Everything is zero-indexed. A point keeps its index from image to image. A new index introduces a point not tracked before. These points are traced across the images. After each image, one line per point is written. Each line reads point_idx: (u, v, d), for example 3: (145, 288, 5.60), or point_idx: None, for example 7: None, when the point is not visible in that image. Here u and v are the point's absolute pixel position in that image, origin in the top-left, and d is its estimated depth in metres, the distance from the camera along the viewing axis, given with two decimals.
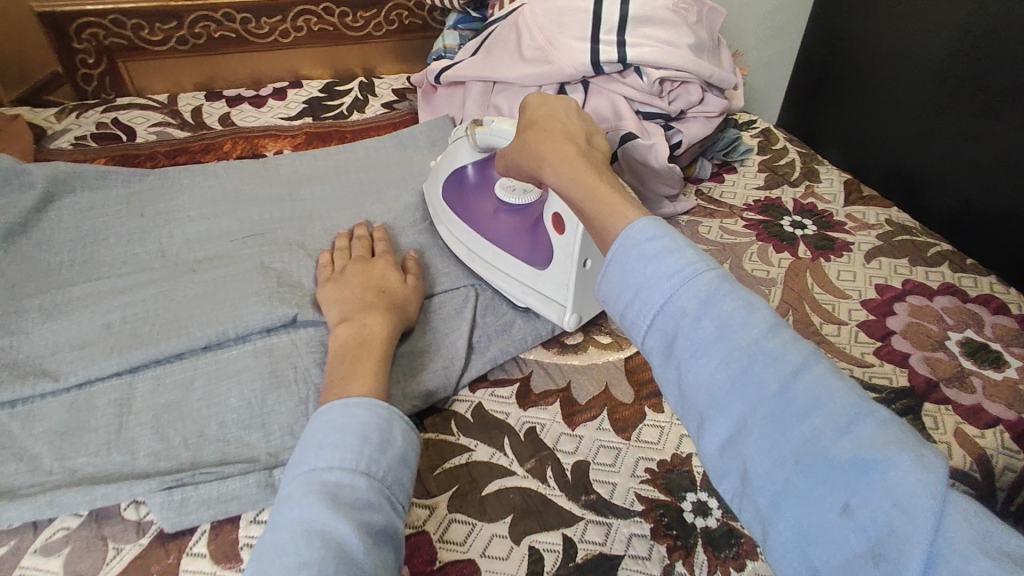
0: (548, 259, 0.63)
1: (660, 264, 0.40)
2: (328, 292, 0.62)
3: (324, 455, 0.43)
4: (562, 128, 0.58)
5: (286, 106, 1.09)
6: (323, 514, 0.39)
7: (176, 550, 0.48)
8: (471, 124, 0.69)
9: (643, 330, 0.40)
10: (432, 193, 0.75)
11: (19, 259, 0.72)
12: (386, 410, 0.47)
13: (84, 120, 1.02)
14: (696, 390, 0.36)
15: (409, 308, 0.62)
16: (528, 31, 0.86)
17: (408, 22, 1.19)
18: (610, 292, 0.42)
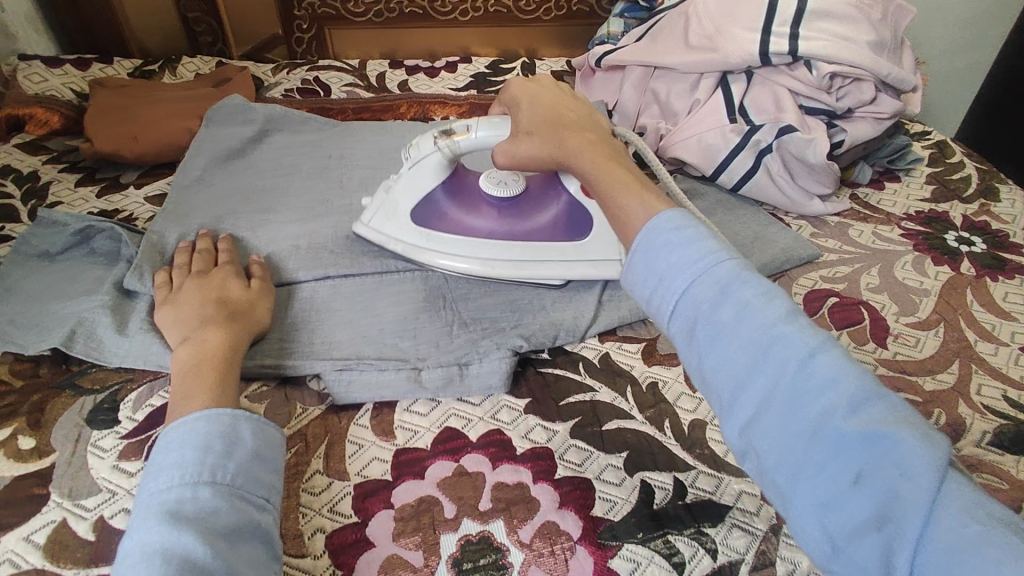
0: (582, 229, 0.68)
1: (684, 253, 0.45)
2: (165, 312, 0.60)
3: (163, 475, 0.44)
4: (583, 118, 0.64)
5: (455, 78, 1.19)
6: (165, 532, 0.40)
7: (346, 419, 0.57)
8: (442, 136, 0.66)
9: (667, 315, 0.46)
10: (395, 227, 0.70)
11: (237, 178, 0.87)
12: (230, 415, 0.48)
13: (292, 75, 1.19)
14: (717, 369, 0.42)
15: (256, 313, 0.61)
16: (698, 20, 0.88)
17: (576, 9, 1.25)
18: (636, 278, 0.48)
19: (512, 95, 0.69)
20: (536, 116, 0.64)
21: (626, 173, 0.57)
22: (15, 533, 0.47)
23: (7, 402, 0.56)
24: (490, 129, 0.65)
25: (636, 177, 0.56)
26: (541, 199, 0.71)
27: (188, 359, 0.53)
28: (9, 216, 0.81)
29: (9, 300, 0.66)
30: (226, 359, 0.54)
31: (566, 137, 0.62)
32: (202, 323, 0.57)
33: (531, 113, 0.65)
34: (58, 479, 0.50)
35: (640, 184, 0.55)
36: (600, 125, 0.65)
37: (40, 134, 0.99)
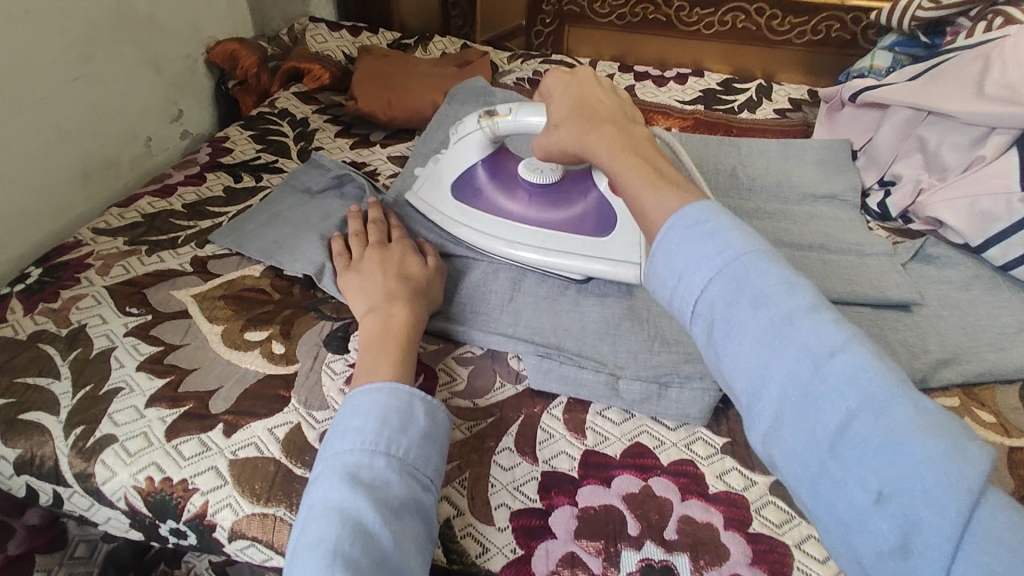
0: (607, 225, 0.67)
1: (704, 250, 0.44)
2: (349, 279, 0.64)
3: (347, 438, 0.47)
4: (610, 110, 0.62)
5: (683, 91, 1.16)
6: (342, 492, 0.44)
7: (540, 405, 0.58)
8: (485, 116, 0.69)
9: (687, 313, 0.45)
10: (437, 197, 0.73)
11: None
12: (407, 392, 0.50)
13: (525, 66, 1.24)
14: (739, 373, 0.41)
15: (431, 291, 0.64)
16: (1001, 66, 0.77)
17: (835, 35, 1.15)
18: (655, 279, 0.47)
19: (546, 86, 0.68)
20: (566, 107, 0.63)
21: (646, 163, 0.55)
22: (262, 422, 0.54)
23: (267, 309, 0.66)
24: (532, 116, 0.67)
25: (655, 168, 0.54)
26: (568, 189, 0.70)
27: (376, 329, 0.58)
28: (284, 152, 0.94)
29: (277, 223, 0.77)
30: (404, 336, 0.57)
31: (593, 124, 0.61)
32: (387, 297, 0.61)
33: (560, 104, 0.64)
34: (298, 387, 0.57)
35: (659, 176, 0.52)
36: (631, 118, 0.62)
37: (312, 88, 1.13)
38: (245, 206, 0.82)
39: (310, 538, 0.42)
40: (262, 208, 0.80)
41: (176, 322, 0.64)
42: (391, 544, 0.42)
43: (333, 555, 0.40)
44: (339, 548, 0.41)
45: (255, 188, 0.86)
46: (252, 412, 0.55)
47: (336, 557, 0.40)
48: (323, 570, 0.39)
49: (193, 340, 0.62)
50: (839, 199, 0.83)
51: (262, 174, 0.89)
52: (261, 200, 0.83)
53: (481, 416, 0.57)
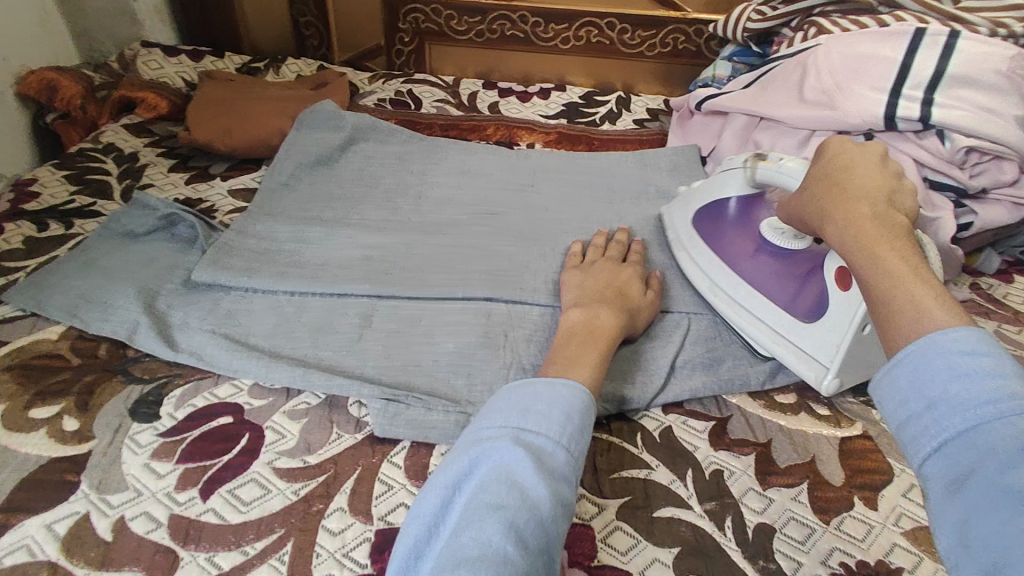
0: (816, 313, 0.58)
1: (973, 384, 0.32)
2: (573, 276, 0.66)
3: (531, 418, 0.45)
4: (880, 189, 0.48)
5: (546, 106, 1.17)
6: (524, 464, 0.42)
7: (380, 453, 0.54)
8: (753, 159, 0.67)
9: (923, 449, 0.33)
10: (680, 219, 0.74)
11: (316, 184, 0.86)
12: (587, 396, 0.47)
13: (386, 86, 1.20)
14: (985, 544, 0.28)
15: (639, 317, 0.62)
16: (816, 72, 0.82)
17: (682, 47, 1.19)
18: (887, 394, 0.35)
19: (823, 153, 0.56)
20: (827, 171, 0.53)
21: (898, 251, 0.42)
22: (40, 517, 0.46)
23: (63, 378, 0.57)
24: (793, 167, 0.62)
25: (912, 266, 0.40)
26: (800, 265, 0.63)
27: (580, 323, 0.58)
28: (104, 193, 0.84)
29: (87, 274, 0.68)
30: (610, 343, 0.56)
31: (838, 197, 0.49)
32: (601, 301, 0.61)
33: (820, 170, 0.54)
34: (90, 468, 0.50)
35: (915, 270, 0.39)
36: (899, 203, 0.48)
37: (148, 118, 1.03)
38: (50, 257, 0.72)
39: (482, 498, 0.40)
40: (70, 258, 0.70)
41: None
42: (556, 538, 0.40)
43: (509, 528, 0.38)
44: (516, 522, 0.39)
45: (65, 235, 0.76)
46: (28, 507, 0.47)
47: (513, 532, 0.38)
48: (499, 536, 0.38)
49: None
50: None
51: (74, 220, 0.78)
52: (70, 249, 0.73)
53: (313, 475, 0.51)
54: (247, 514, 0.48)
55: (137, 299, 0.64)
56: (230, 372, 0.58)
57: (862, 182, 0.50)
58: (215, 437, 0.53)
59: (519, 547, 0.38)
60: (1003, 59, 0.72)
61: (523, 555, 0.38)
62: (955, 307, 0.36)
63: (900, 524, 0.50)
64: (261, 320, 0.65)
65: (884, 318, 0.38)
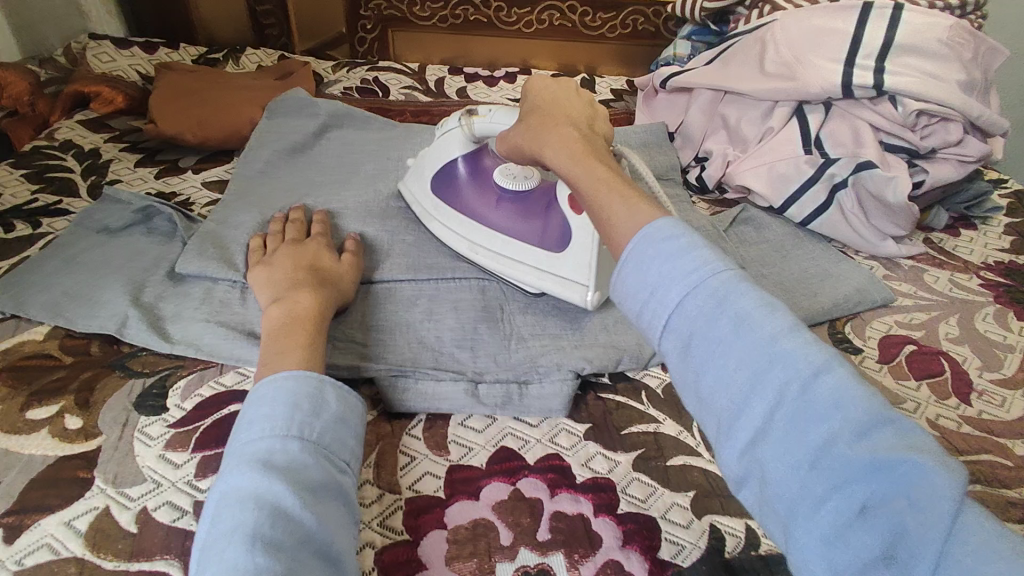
0: (561, 243, 0.65)
1: (677, 262, 0.40)
2: (258, 271, 0.63)
3: (257, 426, 0.45)
4: (579, 119, 0.59)
5: (514, 89, 1.18)
6: (257, 483, 0.41)
7: (398, 428, 0.55)
8: (465, 116, 0.71)
9: (657, 330, 0.41)
10: (419, 189, 0.75)
11: (294, 172, 0.85)
12: (318, 379, 0.49)
13: (352, 74, 1.18)
14: (715, 393, 0.38)
15: (342, 286, 0.63)
16: (775, 47, 0.86)
17: (641, 28, 1.23)
18: (624, 293, 0.42)
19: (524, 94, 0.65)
20: (534, 107, 0.62)
21: (602, 170, 0.50)
22: (58, 515, 0.45)
23: (57, 379, 0.55)
24: (505, 116, 0.68)
25: (622, 181, 0.49)
26: (535, 204, 0.70)
27: (280, 316, 0.55)
28: (69, 190, 0.80)
29: (67, 272, 0.65)
30: (312, 323, 0.56)
31: (553, 123, 0.57)
32: (294, 284, 0.60)
33: (529, 109, 0.63)
34: (103, 463, 0.48)
35: (618, 181, 0.49)
36: (596, 127, 0.59)
37: (103, 112, 0.98)
38: (22, 257, 0.68)
39: (223, 525, 0.40)
40: (44, 256, 0.67)
41: None
42: (314, 523, 0.41)
43: (254, 543, 0.38)
44: (259, 530, 0.39)
45: (33, 235, 0.72)
46: (43, 506, 0.45)
47: (255, 542, 0.38)
48: (243, 554, 0.38)
49: None
50: (662, 179, 0.91)
51: (41, 218, 0.74)
52: (42, 248, 0.69)
53: None
54: None
55: (124, 293, 0.62)
56: (233, 360, 0.58)
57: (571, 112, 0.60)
58: (228, 424, 0.52)
59: (273, 551, 0.38)
60: (943, 29, 0.78)
61: (277, 557, 0.38)
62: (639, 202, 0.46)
63: None
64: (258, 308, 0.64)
65: (605, 228, 0.47)
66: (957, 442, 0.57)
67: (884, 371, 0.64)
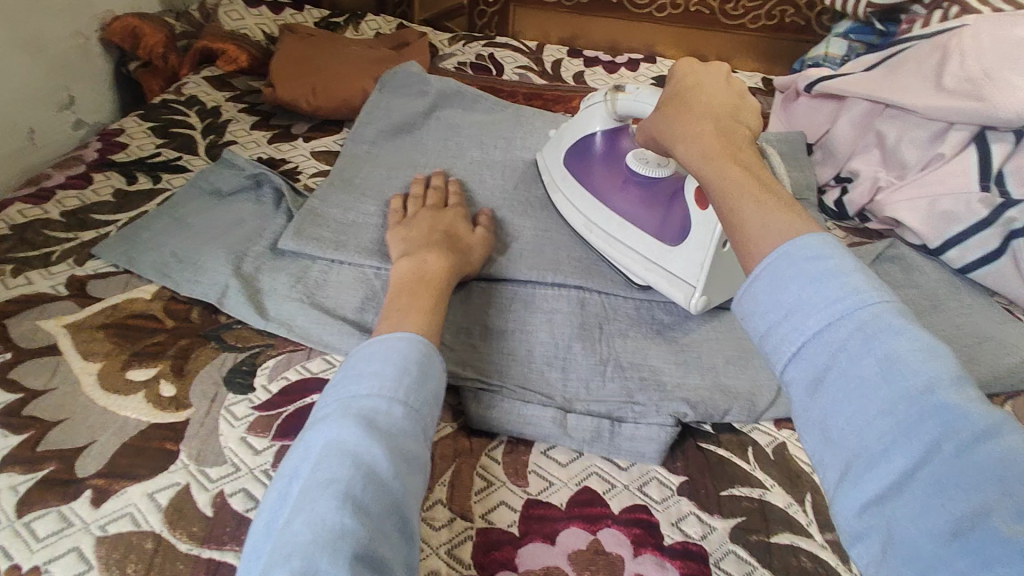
0: (681, 235, 0.62)
1: (821, 287, 0.33)
2: (395, 231, 0.65)
3: (363, 382, 0.44)
4: (724, 109, 0.50)
5: (635, 79, 1.10)
6: (356, 437, 0.39)
7: (477, 447, 0.52)
8: (611, 91, 0.68)
9: (781, 358, 0.34)
10: (553, 159, 0.75)
11: (401, 153, 0.83)
12: (427, 347, 0.47)
13: (467, 49, 1.14)
14: (844, 433, 0.30)
15: (472, 257, 0.63)
16: (960, 57, 0.73)
17: (789, 21, 1.10)
18: (750, 309, 0.35)
19: (674, 75, 0.56)
20: (671, 95, 0.54)
21: (750, 171, 0.43)
22: (141, 485, 0.45)
23: (158, 341, 0.56)
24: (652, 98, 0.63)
25: (767, 184, 0.41)
26: (670, 190, 0.66)
27: (411, 276, 0.57)
28: (189, 148, 0.82)
29: (178, 232, 0.67)
30: (440, 287, 0.57)
31: (683, 115, 0.50)
32: (427, 244, 0.62)
33: (668, 95, 0.55)
34: (189, 438, 0.49)
35: (765, 186, 0.41)
36: (743, 120, 0.50)
37: (228, 71, 1.01)
38: (141, 212, 0.71)
39: (316, 476, 0.38)
40: (159, 214, 0.69)
41: (44, 360, 0.54)
42: (402, 492, 0.38)
43: (345, 502, 0.36)
44: (351, 489, 0.37)
45: (153, 190, 0.74)
46: (130, 473, 0.46)
47: (347, 502, 0.36)
48: (333, 511, 0.35)
49: (63, 384, 0.52)
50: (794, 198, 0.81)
51: (160, 174, 0.77)
52: (159, 205, 0.71)
53: None
54: None
55: (227, 262, 0.63)
56: (324, 347, 0.57)
57: (714, 100, 0.51)
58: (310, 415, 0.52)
59: (359, 515, 0.36)
60: None
61: (362, 521, 0.35)
62: (797, 216, 0.38)
63: None
64: (349, 293, 0.63)
65: (744, 248, 0.38)
66: None
67: None
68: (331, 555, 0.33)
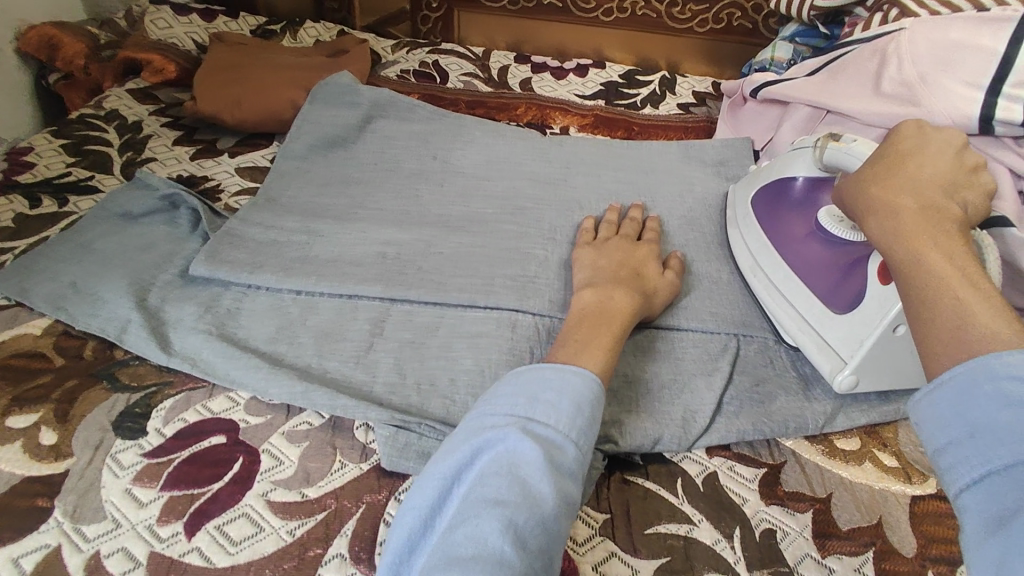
0: (851, 305, 0.54)
1: (1018, 412, 0.31)
2: (583, 254, 0.63)
3: (497, 447, 0.41)
4: (936, 185, 0.47)
5: (583, 84, 1.07)
6: (532, 458, 0.40)
7: (386, 489, 0.48)
8: (828, 137, 0.60)
9: (959, 480, 0.32)
10: (743, 195, 0.69)
11: (331, 168, 0.78)
12: (584, 416, 0.43)
13: (411, 56, 1.11)
14: (1021, 572, 0.28)
15: (655, 301, 0.59)
16: (897, 61, 0.72)
17: (736, 24, 1.08)
18: (930, 422, 0.35)
19: (901, 130, 0.52)
20: (881, 156, 0.51)
21: (939, 243, 0.41)
22: (6, 549, 0.42)
23: (43, 383, 0.52)
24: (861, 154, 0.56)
25: (959, 263, 0.39)
26: (849, 254, 0.58)
27: (592, 305, 0.54)
28: (102, 166, 0.77)
29: (79, 260, 0.62)
30: (619, 329, 0.52)
31: (886, 181, 0.48)
32: (615, 280, 0.57)
33: (879, 152, 0.52)
34: (65, 493, 0.45)
35: (963, 272, 0.38)
36: (958, 198, 0.47)
37: (154, 83, 0.95)
38: (41, 238, 0.66)
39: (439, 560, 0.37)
40: (60, 240, 0.65)
41: None
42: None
43: (507, 526, 0.37)
44: None
45: (57, 214, 0.69)
46: None
47: None
48: None
49: None
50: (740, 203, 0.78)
51: (67, 196, 0.72)
52: (61, 230, 0.67)
53: (309, 513, 0.45)
54: (236, 556, 0.42)
55: (128, 293, 0.58)
56: (226, 383, 0.53)
57: (926, 173, 0.48)
58: (204, 461, 0.48)
59: (518, 548, 0.37)
60: None
61: None
62: (995, 304, 0.36)
63: None
64: (265, 321, 0.59)
65: (922, 309, 0.38)
66: None
67: None
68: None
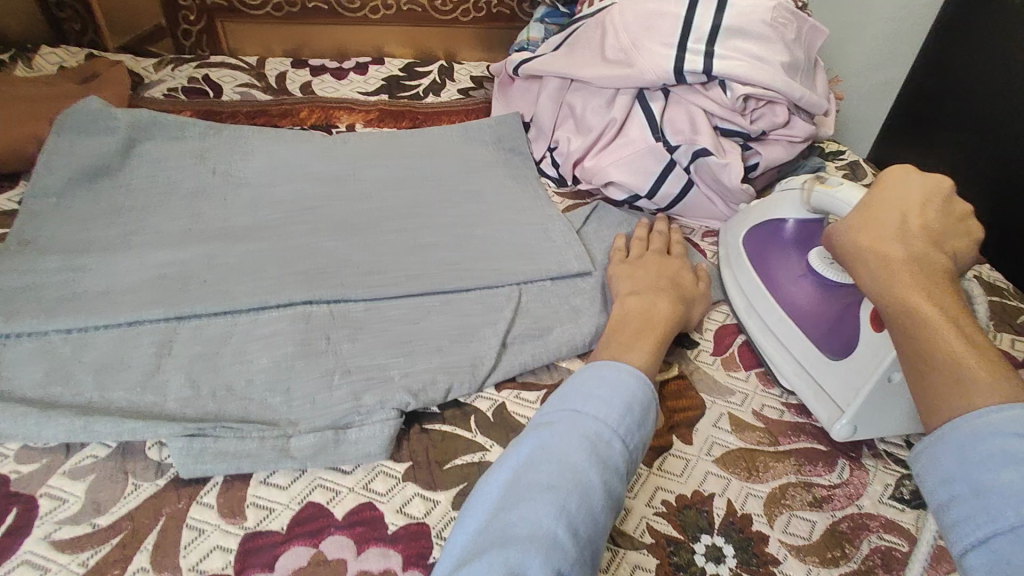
0: (848, 350, 0.56)
1: (1007, 473, 0.34)
2: (618, 269, 0.67)
3: (546, 462, 0.42)
4: (925, 231, 0.46)
5: (365, 82, 1.10)
6: (572, 452, 0.43)
7: (187, 497, 0.48)
8: (813, 179, 0.62)
9: (964, 539, 0.35)
10: (732, 235, 0.71)
11: (91, 199, 0.74)
12: (635, 442, 0.45)
13: (178, 73, 1.06)
14: None
15: (692, 311, 0.64)
16: (613, 31, 0.84)
17: (497, 10, 1.18)
18: (934, 479, 0.38)
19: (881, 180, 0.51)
20: (863, 203, 0.50)
21: (941, 304, 0.42)
22: None
23: None
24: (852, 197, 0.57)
25: (949, 317, 0.41)
26: (843, 298, 0.60)
27: (636, 314, 0.59)
28: None
29: None
30: (663, 332, 0.58)
31: (871, 226, 0.48)
32: (657, 290, 0.62)
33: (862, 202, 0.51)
34: None
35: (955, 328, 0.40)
36: (942, 242, 0.46)
37: None
38: None
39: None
40: None
41: None
42: None
43: (561, 511, 0.39)
44: None
45: None
46: None
47: None
48: None
49: None
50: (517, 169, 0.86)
51: None
52: None
53: (105, 540, 0.45)
54: None
55: None
56: None
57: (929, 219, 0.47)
58: None
59: (569, 534, 0.39)
60: (766, 10, 0.77)
61: None
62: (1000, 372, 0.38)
63: (711, 453, 0.55)
64: (27, 368, 0.55)
65: (921, 364, 0.40)
66: (778, 433, 0.57)
67: (718, 364, 0.63)
68: (542, 557, 0.37)
